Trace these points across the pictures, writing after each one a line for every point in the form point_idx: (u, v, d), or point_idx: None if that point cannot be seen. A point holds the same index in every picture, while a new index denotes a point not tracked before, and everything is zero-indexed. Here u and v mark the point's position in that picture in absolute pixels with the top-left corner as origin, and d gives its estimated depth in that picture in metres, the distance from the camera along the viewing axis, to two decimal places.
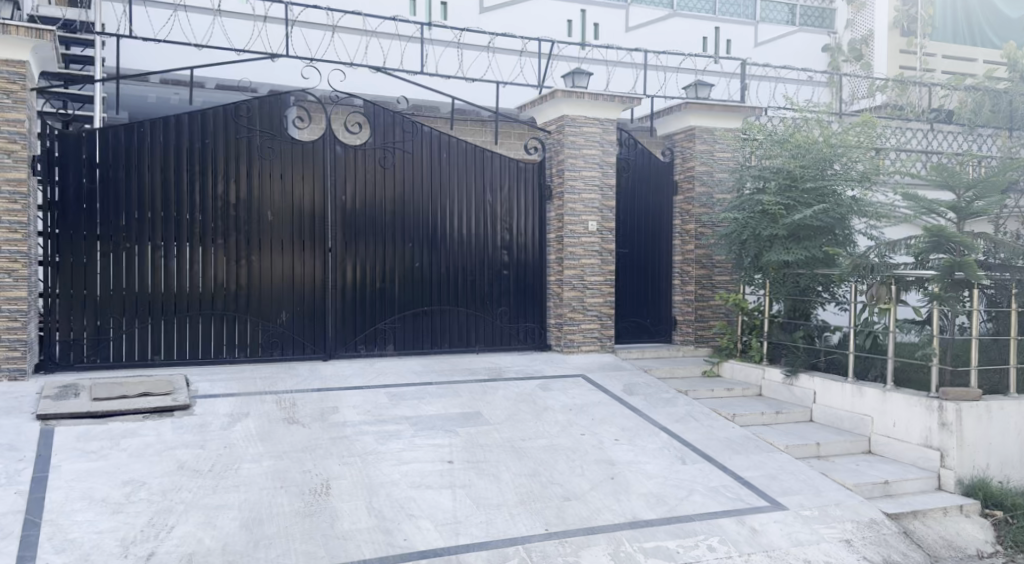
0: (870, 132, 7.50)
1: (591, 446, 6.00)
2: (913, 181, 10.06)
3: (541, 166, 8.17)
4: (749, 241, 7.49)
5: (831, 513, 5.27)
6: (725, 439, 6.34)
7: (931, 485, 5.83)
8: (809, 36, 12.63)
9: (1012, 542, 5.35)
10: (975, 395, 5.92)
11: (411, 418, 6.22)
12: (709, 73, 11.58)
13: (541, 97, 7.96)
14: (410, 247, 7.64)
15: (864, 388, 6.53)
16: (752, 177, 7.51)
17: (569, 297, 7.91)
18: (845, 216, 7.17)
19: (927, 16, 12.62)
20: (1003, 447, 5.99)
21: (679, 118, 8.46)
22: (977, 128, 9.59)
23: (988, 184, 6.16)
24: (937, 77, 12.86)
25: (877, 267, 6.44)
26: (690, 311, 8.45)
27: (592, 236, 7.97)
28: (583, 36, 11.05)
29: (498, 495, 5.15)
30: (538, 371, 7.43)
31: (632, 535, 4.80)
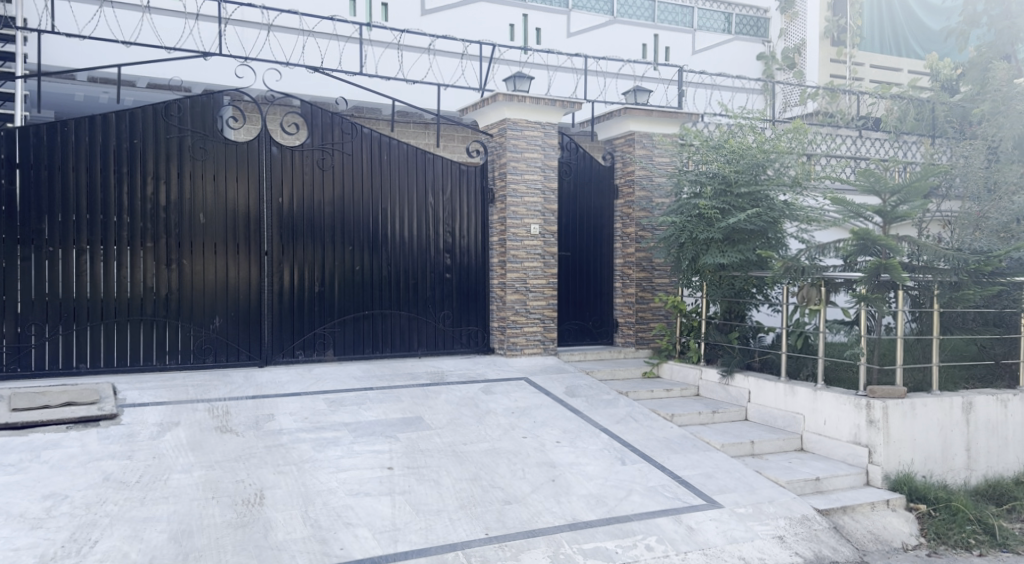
0: (801, 139, 7.83)
1: (533, 449, 6.00)
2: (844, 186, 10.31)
3: (483, 169, 8.14)
4: (687, 244, 7.61)
5: (765, 509, 5.39)
6: (664, 439, 6.43)
7: (860, 481, 6.01)
8: (742, 44, 13.02)
9: (935, 534, 5.55)
10: (900, 393, 6.12)
11: (350, 424, 6.13)
12: (648, 79, 11.78)
13: (483, 101, 7.93)
14: (350, 250, 7.52)
15: (796, 387, 6.71)
16: (689, 182, 7.63)
17: (511, 300, 7.89)
18: (777, 220, 7.35)
19: (857, 27, 12.99)
20: (928, 443, 6.19)
21: (619, 123, 8.55)
22: (902, 135, 9.92)
23: (911, 190, 6.24)
24: (866, 86, 13.29)
25: (808, 269, 6.58)
26: (630, 314, 8.53)
27: (534, 239, 7.97)
28: (525, 40, 11.13)
29: (438, 500, 5.10)
30: (481, 375, 7.41)
31: (571, 536, 4.82)
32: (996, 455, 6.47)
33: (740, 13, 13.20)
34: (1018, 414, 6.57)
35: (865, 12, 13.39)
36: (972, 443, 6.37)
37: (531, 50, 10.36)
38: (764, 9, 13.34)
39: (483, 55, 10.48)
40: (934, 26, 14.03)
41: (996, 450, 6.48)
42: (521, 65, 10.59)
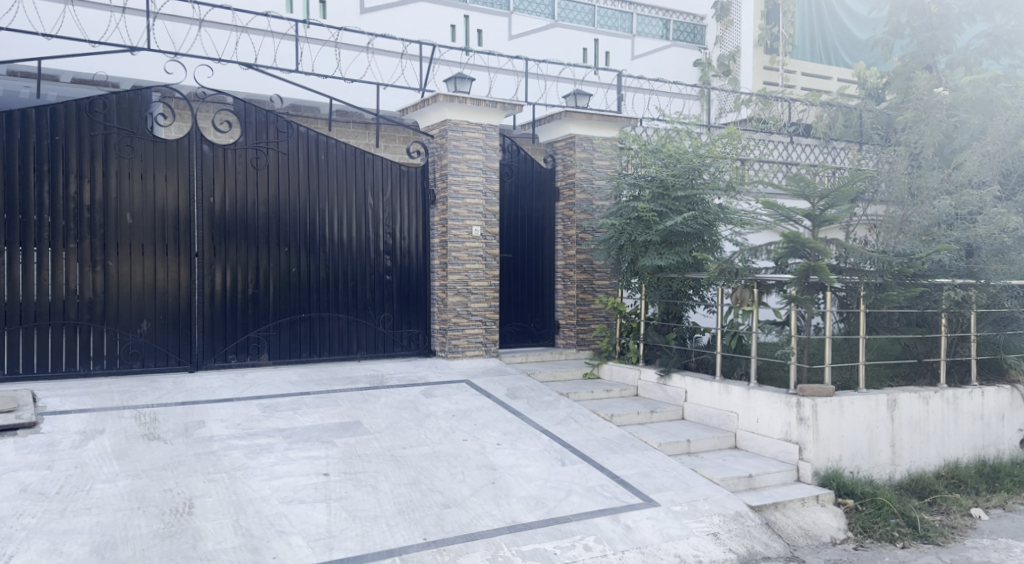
0: (735, 143, 7.94)
1: (473, 452, 5.98)
2: (776, 191, 10.52)
3: (424, 170, 8.08)
4: (626, 246, 7.72)
5: (700, 507, 5.48)
6: (604, 440, 6.48)
7: (791, 477, 6.17)
8: (680, 51, 13.34)
9: (861, 528, 5.72)
10: (829, 391, 6.31)
11: (285, 430, 5.99)
12: (588, 83, 11.91)
13: (423, 101, 7.85)
14: (286, 252, 7.37)
15: (730, 386, 6.85)
16: (628, 185, 7.75)
17: (452, 302, 7.82)
18: (712, 223, 7.53)
19: (789, 35, 13.41)
20: (856, 439, 6.36)
21: (560, 126, 8.60)
22: (831, 141, 10.24)
23: (838, 194, 6.45)
24: (797, 93, 13.69)
25: (741, 270, 6.77)
26: (571, 316, 8.59)
27: (475, 241, 7.93)
28: (467, 42, 11.13)
29: (375, 506, 5.03)
30: (421, 378, 7.34)
31: (510, 538, 4.82)
32: (918, 450, 6.64)
33: (677, 19, 13.52)
34: (938, 410, 6.75)
35: (797, 22, 13.78)
36: (896, 438, 6.54)
37: (471, 51, 10.35)
38: (700, 16, 13.76)
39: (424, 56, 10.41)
40: (861, 37, 14.58)
41: (918, 446, 6.65)
42: (462, 66, 10.56)
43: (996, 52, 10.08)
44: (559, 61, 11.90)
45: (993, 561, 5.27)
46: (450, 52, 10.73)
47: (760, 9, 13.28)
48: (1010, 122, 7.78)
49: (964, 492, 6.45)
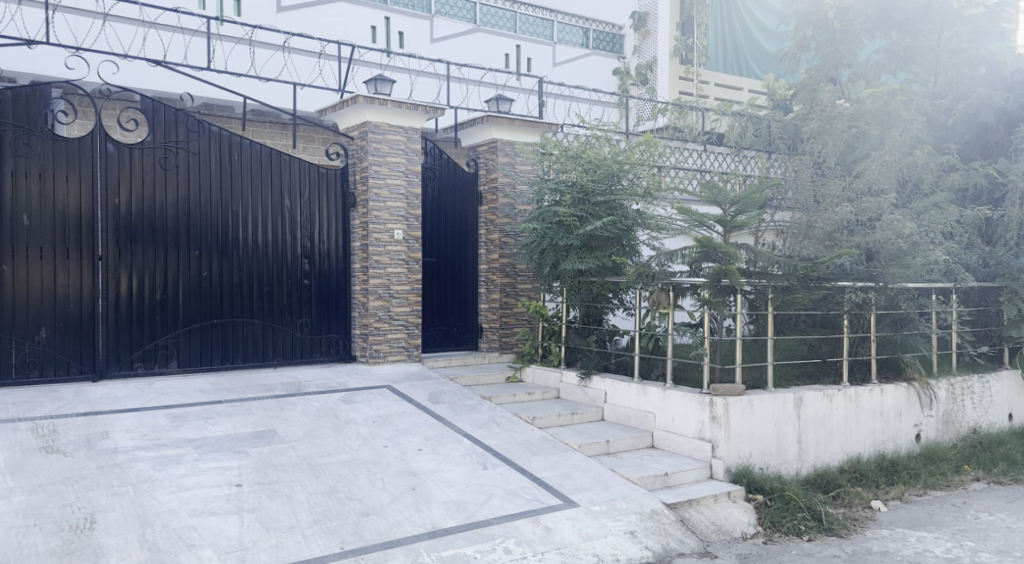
0: (652, 151, 8.20)
1: (393, 458, 5.92)
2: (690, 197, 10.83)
3: (344, 173, 7.96)
4: (548, 250, 7.81)
5: (618, 506, 5.60)
6: (525, 442, 6.54)
7: (704, 474, 6.37)
8: (601, 59, 13.70)
9: (770, 523, 5.93)
10: (740, 390, 6.54)
11: (195, 440, 5.79)
12: (510, 89, 12.03)
13: (343, 102, 7.71)
14: (197, 255, 7.13)
15: (648, 386, 7.03)
16: (549, 190, 7.84)
17: (374, 306, 7.68)
18: (630, 228, 7.72)
19: (702, 47, 13.88)
20: (765, 437, 6.57)
21: (482, 130, 8.63)
22: (742, 150, 10.63)
23: (747, 201, 6.69)
24: (710, 103, 14.15)
25: (658, 274, 6.95)
26: (494, 319, 8.62)
27: (398, 244, 7.83)
28: (388, 44, 11.07)
29: (290, 516, 4.91)
30: (341, 384, 7.20)
31: (430, 544, 4.79)
32: (823, 446, 6.89)
33: (597, 29, 13.84)
34: (841, 407, 6.99)
35: (711, 34, 14.18)
36: (803, 435, 6.78)
37: (392, 53, 10.28)
38: (619, 26, 14.15)
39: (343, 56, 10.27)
40: (770, 49, 15.20)
41: (823, 442, 6.89)
42: (382, 68, 10.48)
43: (893, 66, 10.49)
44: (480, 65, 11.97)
45: (891, 550, 5.51)
46: (370, 53, 10.62)
47: (676, 20, 13.74)
48: (904, 135, 7.93)
49: (865, 485, 6.71)
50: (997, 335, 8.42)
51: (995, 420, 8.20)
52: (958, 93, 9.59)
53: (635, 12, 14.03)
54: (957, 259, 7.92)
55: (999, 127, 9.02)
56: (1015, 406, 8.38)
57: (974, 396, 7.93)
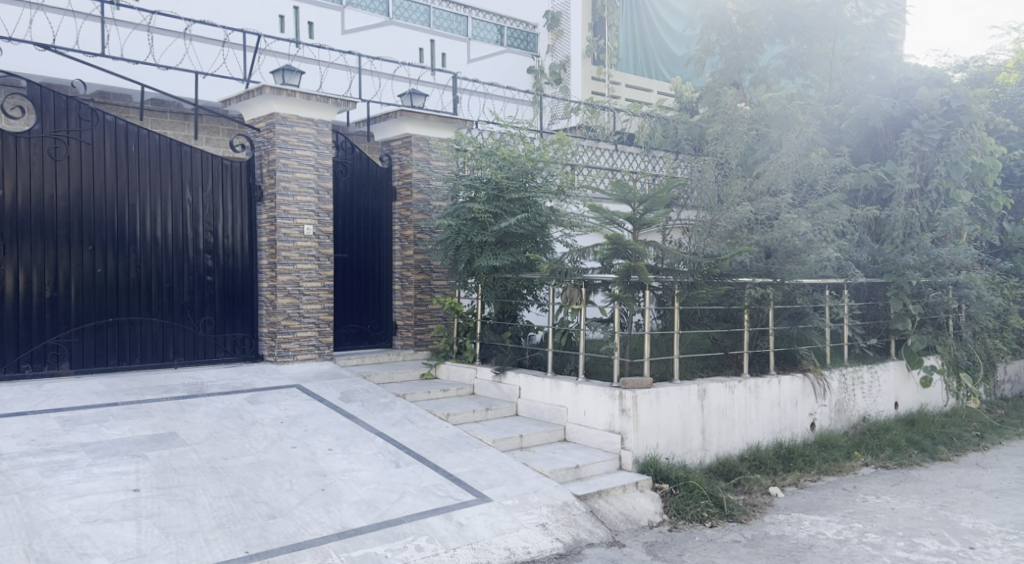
0: (565, 149, 8.32)
1: (302, 459, 5.79)
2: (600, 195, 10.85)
3: (250, 165, 7.71)
4: (463, 247, 7.78)
5: (530, 500, 5.67)
6: (439, 439, 6.52)
7: (614, 465, 6.53)
8: (514, 57, 13.81)
9: (675, 511, 6.14)
10: (648, 382, 6.73)
11: (88, 444, 5.49)
12: (423, 83, 11.99)
13: (248, 93, 7.44)
14: (90, 251, 6.76)
15: (560, 381, 7.14)
16: (464, 187, 7.81)
17: (282, 304, 7.45)
18: (544, 225, 7.80)
19: (613, 48, 14.20)
20: (671, 428, 6.78)
21: (395, 125, 8.54)
22: (652, 150, 10.93)
23: (654, 200, 6.89)
24: (622, 104, 14.41)
25: (571, 270, 7.07)
26: (409, 316, 8.56)
27: (307, 240, 7.64)
28: (297, 34, 10.82)
29: (192, 521, 4.74)
30: (248, 384, 6.98)
31: (339, 545, 4.71)
32: (725, 435, 7.17)
33: (511, 26, 13.98)
34: (742, 398, 7.29)
35: (622, 35, 14.51)
36: (706, 426, 7.04)
37: (300, 43, 10.04)
38: (533, 25, 14.35)
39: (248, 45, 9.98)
40: (678, 53, 15.66)
41: (725, 432, 7.18)
42: (289, 58, 10.27)
43: (791, 71, 11.00)
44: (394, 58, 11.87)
45: (786, 534, 5.79)
46: (278, 43, 10.38)
47: (588, 22, 14.01)
48: (800, 138, 8.36)
49: (764, 472, 7.03)
50: (884, 328, 8.93)
51: (883, 409, 8.65)
52: (851, 98, 10.12)
53: (549, 11, 14.24)
54: (849, 256, 8.36)
55: (887, 131, 9.58)
56: (901, 395, 8.86)
57: (863, 386, 8.40)
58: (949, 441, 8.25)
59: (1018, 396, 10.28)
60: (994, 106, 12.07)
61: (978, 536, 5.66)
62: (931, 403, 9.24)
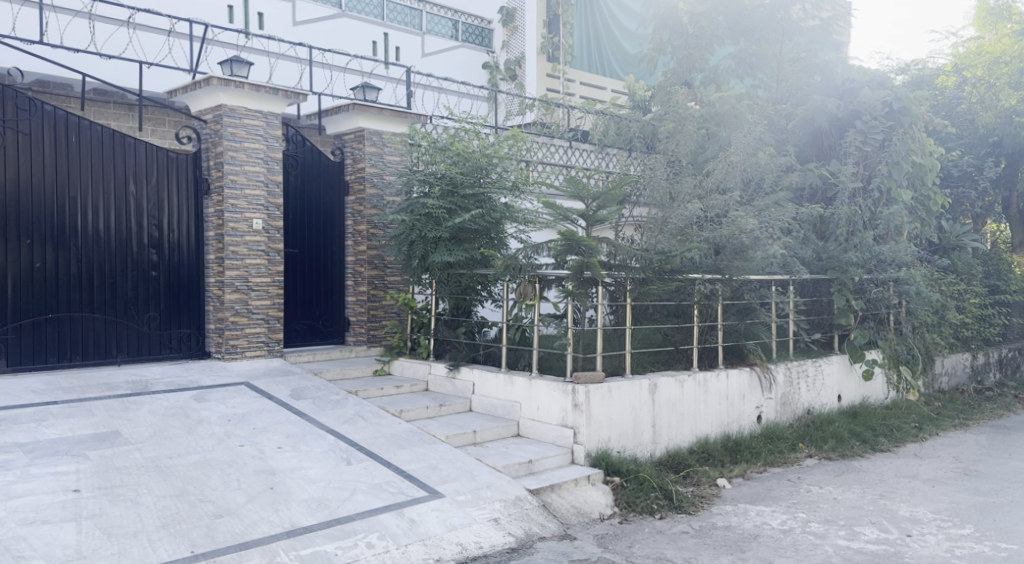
0: (519, 146, 8.31)
1: (250, 457, 5.71)
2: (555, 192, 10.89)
3: (196, 158, 7.54)
4: (417, 242, 7.74)
5: (482, 495, 5.68)
6: (391, 435, 6.48)
7: (566, 460, 6.58)
8: (469, 52, 13.87)
9: (626, 503, 6.22)
10: (600, 377, 6.79)
11: (25, 444, 5.32)
12: (376, 76, 11.94)
13: (195, 84, 7.28)
14: (28, 245, 6.55)
15: (514, 377, 7.17)
16: (418, 182, 7.78)
17: (230, 300, 7.32)
18: (499, 221, 7.80)
19: (568, 45, 14.28)
20: (622, 422, 6.86)
21: (347, 118, 8.45)
22: (605, 147, 11.00)
23: (607, 197, 6.95)
24: (576, 101, 14.49)
25: (524, 267, 7.11)
26: (362, 312, 8.49)
27: (256, 235, 7.51)
28: (246, 24, 10.69)
29: (135, 521, 4.63)
30: (194, 382, 6.85)
31: (288, 544, 4.66)
32: (675, 429, 7.29)
33: (466, 22, 14.00)
34: (691, 392, 7.42)
35: (576, 32, 14.56)
36: (657, 419, 7.14)
37: (249, 34, 9.93)
38: (488, 20, 14.43)
39: (194, 35, 9.82)
40: (632, 51, 15.80)
41: (675, 425, 7.29)
42: (238, 49, 10.18)
43: (741, 71, 11.19)
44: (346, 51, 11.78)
45: (733, 524, 5.92)
46: (225, 34, 10.23)
47: (542, 18, 14.08)
48: (749, 137, 8.48)
49: (712, 464, 7.16)
50: (829, 323, 9.15)
51: (826, 401, 8.88)
52: (797, 99, 10.33)
53: (504, 7, 14.31)
54: (795, 253, 8.56)
55: (831, 131, 9.88)
56: (844, 387, 9.09)
57: (807, 380, 8.61)
58: (890, 433, 8.50)
59: (955, 388, 10.66)
60: (934, 108, 12.54)
61: (914, 524, 5.86)
62: (874, 397, 9.48)
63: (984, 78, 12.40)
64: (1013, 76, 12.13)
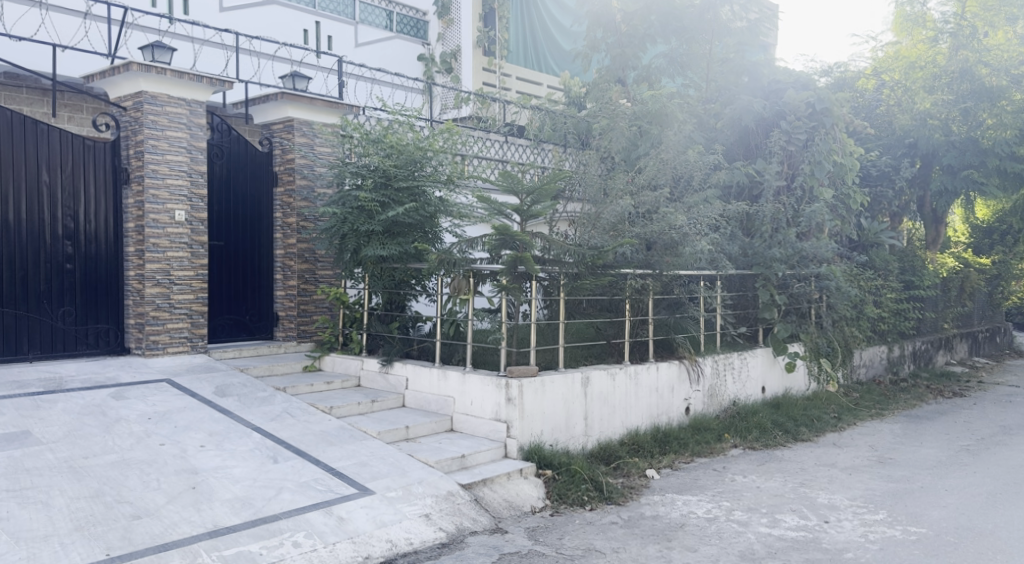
0: (454, 139, 8.25)
1: (172, 456, 5.53)
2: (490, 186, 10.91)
3: (115, 146, 7.25)
4: (348, 235, 7.64)
5: (414, 491, 5.64)
6: (320, 432, 6.38)
7: (499, 454, 6.59)
8: (405, 44, 13.76)
9: (558, 496, 6.26)
10: (532, 371, 6.84)
11: None
12: (306, 65, 11.78)
13: (114, 69, 7.00)
14: None
15: (447, 371, 7.15)
16: (350, 174, 7.66)
17: (150, 294, 7.07)
18: (433, 215, 7.75)
19: (503, 40, 14.32)
20: (554, 415, 6.91)
21: (276, 108, 8.27)
22: (541, 142, 11.00)
23: (541, 191, 6.99)
24: (512, 96, 14.51)
25: (458, 261, 7.09)
26: (292, 306, 8.34)
27: (179, 227, 7.28)
28: (170, 9, 10.44)
29: (45, 525, 4.43)
30: (112, 379, 6.59)
31: (210, 544, 4.53)
32: (606, 421, 7.39)
33: (401, 12, 13.94)
34: (622, 384, 7.53)
35: (512, 27, 14.57)
36: (589, 412, 7.22)
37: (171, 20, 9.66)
38: (423, 12, 14.30)
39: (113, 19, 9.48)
40: (566, 47, 15.94)
41: (606, 418, 7.40)
42: (160, 34, 9.91)
43: (672, 70, 11.34)
44: (274, 38, 11.67)
45: (661, 514, 6.04)
46: (147, 18, 9.96)
47: (477, 12, 14.06)
48: (678, 136, 8.66)
49: (642, 456, 7.29)
50: (754, 316, 9.50)
51: (751, 393, 9.15)
52: (726, 99, 10.66)
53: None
54: (723, 249, 8.76)
55: (757, 131, 10.20)
56: (768, 379, 9.39)
57: (733, 372, 8.86)
58: (810, 423, 8.82)
59: (872, 379, 11.16)
60: (855, 110, 13.12)
61: (832, 511, 6.09)
62: (795, 388, 9.84)
63: (901, 81, 13.13)
64: (928, 80, 12.76)
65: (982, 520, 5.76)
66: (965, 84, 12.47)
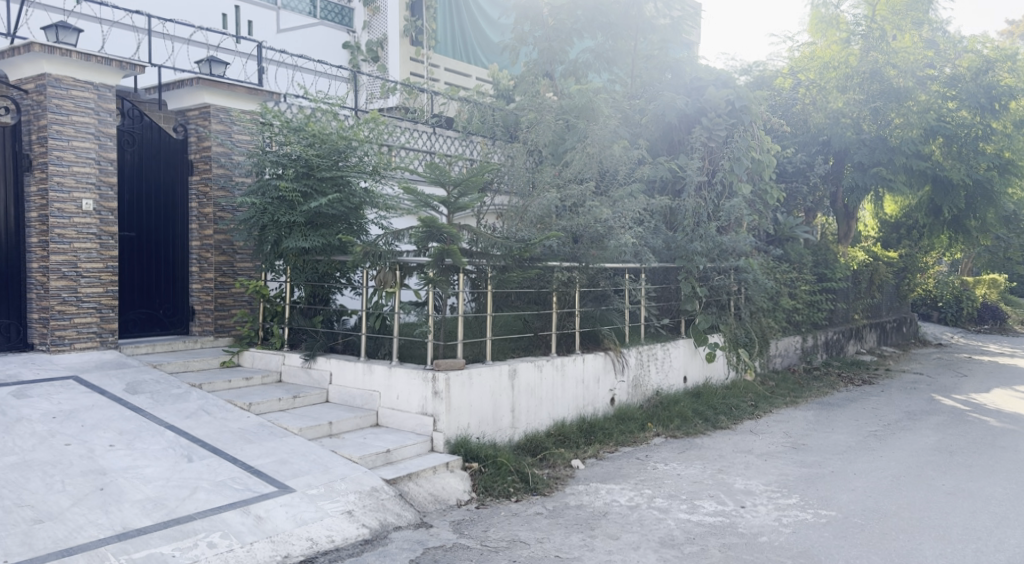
0: (379, 129, 8.14)
1: (78, 457, 5.28)
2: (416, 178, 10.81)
3: (15, 131, 6.86)
4: (269, 226, 7.47)
5: (336, 487, 5.56)
6: (238, 430, 6.21)
7: (425, 448, 6.55)
8: (328, 30, 13.90)
9: (484, 488, 6.27)
10: (459, 364, 6.82)
11: None
12: (223, 51, 11.53)
13: (13, 49, 6.61)
14: None
15: (373, 365, 7.06)
16: (270, 163, 7.44)
17: (56, 287, 6.73)
18: (357, 206, 7.62)
19: (431, 31, 14.26)
20: (481, 408, 6.91)
21: (192, 93, 7.98)
22: (469, 135, 10.88)
23: (468, 183, 6.90)
24: (440, 87, 14.47)
25: (384, 254, 6.95)
26: (209, 300, 8.08)
27: (86, 217, 6.94)
28: None
29: None
30: (13, 376, 6.24)
31: (118, 547, 4.35)
32: (533, 413, 7.45)
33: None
34: (549, 376, 7.60)
35: (440, 18, 14.44)
36: (515, 404, 7.26)
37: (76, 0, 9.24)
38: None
39: None
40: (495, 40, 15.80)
41: (533, 410, 7.45)
42: (63, 14, 9.51)
43: (599, 65, 11.39)
44: (190, 22, 11.72)
45: (585, 503, 6.12)
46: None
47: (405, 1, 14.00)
48: (603, 130, 8.72)
49: (567, 446, 7.39)
50: (677, 308, 9.70)
51: (673, 383, 9.38)
52: (650, 94, 10.86)
53: None
54: (646, 242, 8.95)
55: (680, 127, 10.45)
56: (689, 369, 9.64)
57: (656, 362, 9.06)
58: (728, 411, 9.10)
59: (787, 368, 11.61)
60: (772, 108, 13.62)
61: (747, 496, 6.30)
62: (715, 377, 10.14)
63: (816, 81, 13.72)
64: (840, 80, 13.45)
65: (886, 502, 6.08)
66: (876, 84, 13.13)
